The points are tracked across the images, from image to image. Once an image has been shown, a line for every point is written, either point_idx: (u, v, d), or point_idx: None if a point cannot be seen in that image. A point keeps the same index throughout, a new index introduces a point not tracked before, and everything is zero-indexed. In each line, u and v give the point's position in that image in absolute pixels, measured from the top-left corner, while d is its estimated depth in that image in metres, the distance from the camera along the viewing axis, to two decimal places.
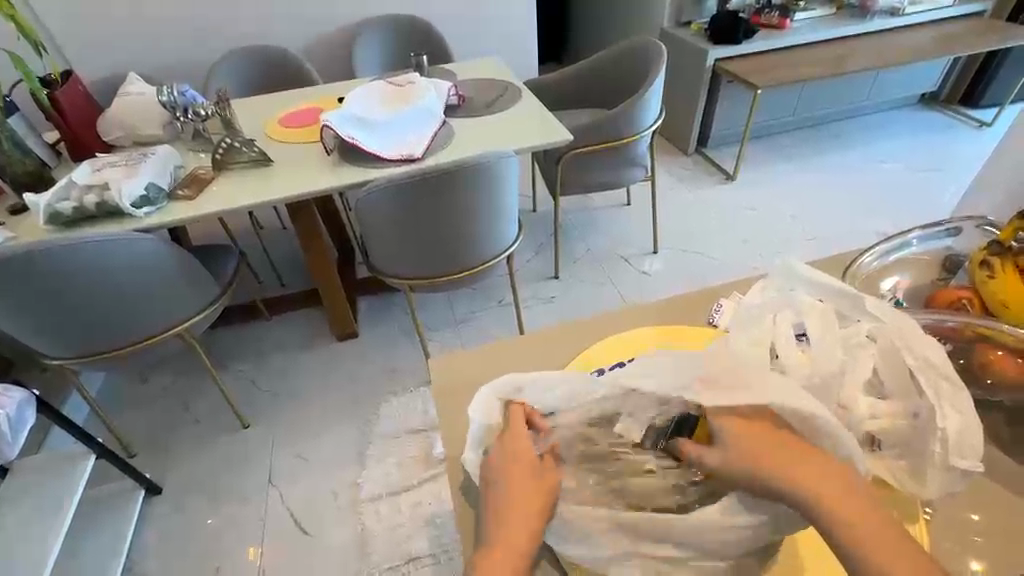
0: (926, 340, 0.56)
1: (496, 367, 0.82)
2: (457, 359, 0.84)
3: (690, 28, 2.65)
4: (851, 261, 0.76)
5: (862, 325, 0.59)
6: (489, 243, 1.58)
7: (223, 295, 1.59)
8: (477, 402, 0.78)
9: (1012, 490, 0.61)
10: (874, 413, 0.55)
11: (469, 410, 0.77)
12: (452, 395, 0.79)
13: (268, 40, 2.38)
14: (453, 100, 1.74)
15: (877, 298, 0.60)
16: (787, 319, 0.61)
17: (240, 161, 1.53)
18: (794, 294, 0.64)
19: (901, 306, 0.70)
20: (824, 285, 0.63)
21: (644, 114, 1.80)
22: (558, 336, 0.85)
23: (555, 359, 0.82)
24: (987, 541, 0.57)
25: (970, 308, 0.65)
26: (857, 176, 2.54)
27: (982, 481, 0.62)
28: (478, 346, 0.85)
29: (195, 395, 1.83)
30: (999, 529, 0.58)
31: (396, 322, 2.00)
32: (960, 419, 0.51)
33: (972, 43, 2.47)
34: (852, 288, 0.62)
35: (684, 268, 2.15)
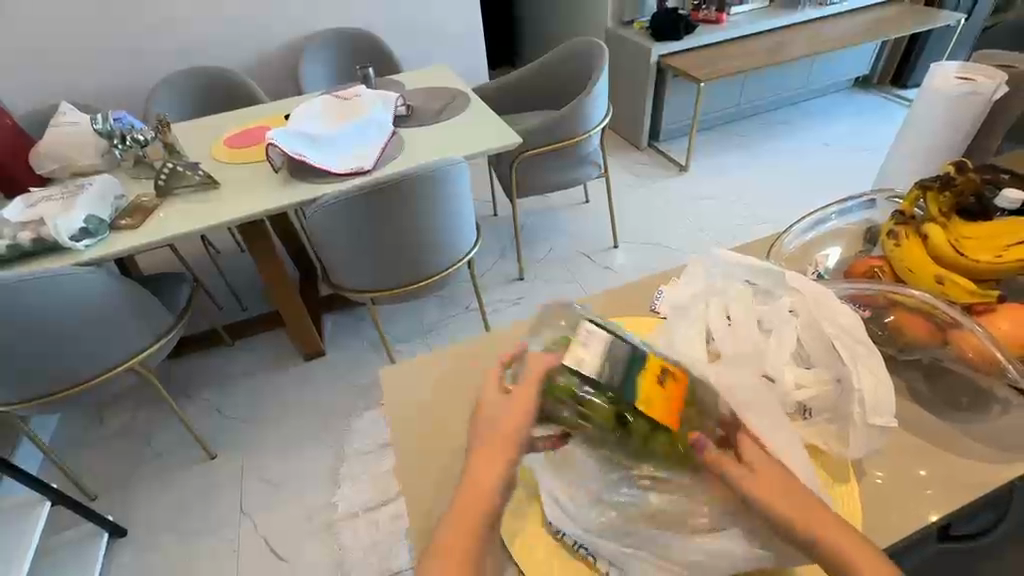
0: (839, 308, 0.60)
1: (455, 371, 0.83)
2: (406, 370, 0.84)
3: (633, 27, 2.73)
4: (775, 241, 0.80)
5: (785, 300, 0.62)
6: (447, 250, 1.58)
7: (178, 323, 1.54)
8: (434, 406, 0.79)
9: (937, 441, 0.64)
10: (799, 383, 0.59)
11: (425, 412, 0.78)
12: (408, 403, 0.80)
13: (210, 60, 2.33)
14: (402, 110, 1.73)
15: (798, 274, 0.64)
16: (718, 306, 0.64)
17: (185, 185, 1.49)
18: (723, 279, 0.66)
19: (823, 279, 0.73)
20: (753, 268, 0.65)
21: (591, 112, 1.84)
22: (508, 339, 0.86)
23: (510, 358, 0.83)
24: (928, 493, 0.60)
25: (882, 276, 0.69)
26: (803, 160, 2.64)
27: (911, 436, 0.65)
28: (426, 356, 0.86)
29: (157, 430, 1.76)
30: (930, 480, 0.61)
31: (363, 336, 1.98)
32: (873, 378, 0.56)
33: (895, 28, 2.61)
34: (773, 266, 0.65)
35: (646, 259, 2.20)
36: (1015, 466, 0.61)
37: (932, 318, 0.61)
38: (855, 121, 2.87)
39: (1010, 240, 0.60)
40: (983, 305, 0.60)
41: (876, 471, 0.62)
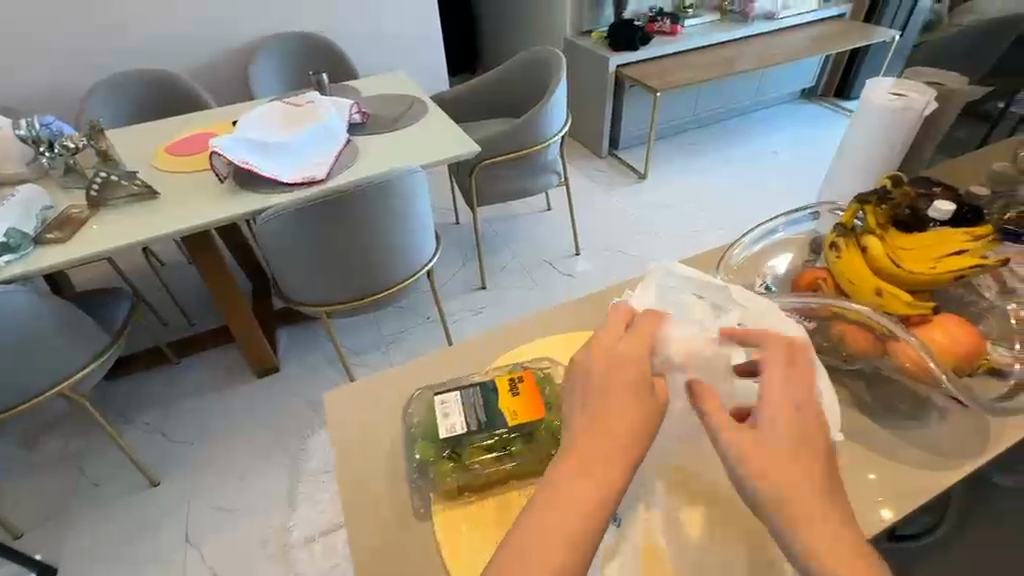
0: (786, 323, 0.61)
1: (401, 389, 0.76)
2: (345, 394, 0.76)
3: (591, 37, 2.77)
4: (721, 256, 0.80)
5: (733, 314, 0.61)
6: (403, 262, 1.54)
7: (115, 343, 1.44)
8: (373, 433, 0.71)
9: (878, 450, 0.65)
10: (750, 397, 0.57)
11: (366, 437, 0.71)
12: (345, 429, 0.72)
13: (154, 63, 2.22)
14: (357, 117, 1.69)
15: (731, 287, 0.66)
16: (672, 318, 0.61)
17: (120, 196, 1.40)
18: (677, 291, 0.65)
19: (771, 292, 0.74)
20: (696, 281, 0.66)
21: (550, 121, 1.85)
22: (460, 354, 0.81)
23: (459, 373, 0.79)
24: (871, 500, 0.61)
25: (826, 287, 0.70)
26: (754, 168, 2.74)
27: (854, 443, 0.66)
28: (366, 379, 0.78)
29: (93, 458, 1.64)
30: (875, 487, 0.62)
31: (321, 350, 1.91)
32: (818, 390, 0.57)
33: (837, 43, 2.75)
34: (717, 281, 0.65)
35: (608, 266, 2.22)
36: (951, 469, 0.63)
37: (874, 332, 0.62)
38: (803, 131, 2.99)
39: (942, 252, 0.62)
40: (922, 316, 0.62)
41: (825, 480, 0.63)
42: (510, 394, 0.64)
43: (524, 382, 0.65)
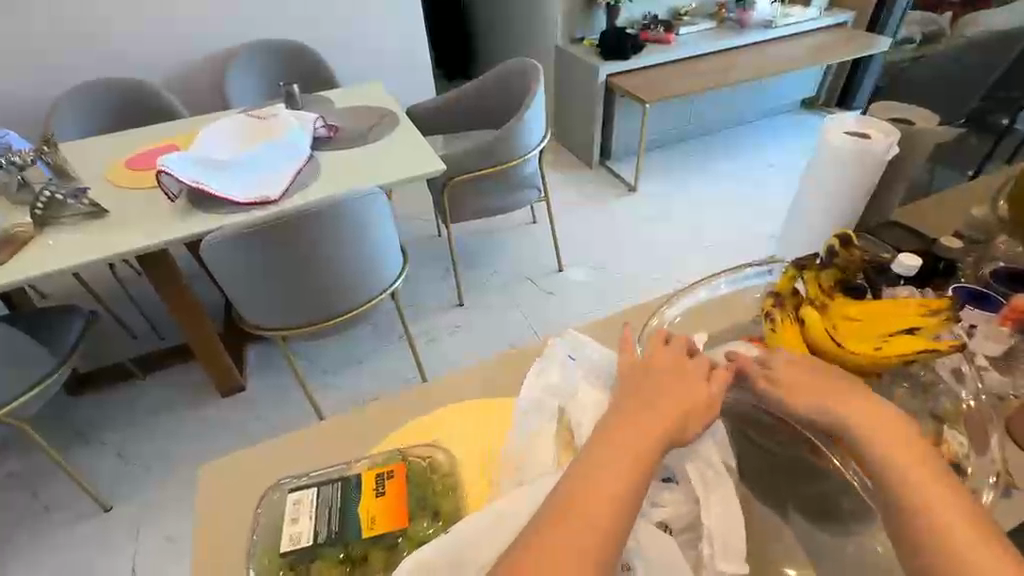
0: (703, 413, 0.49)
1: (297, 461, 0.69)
2: (229, 470, 0.68)
3: (582, 45, 2.70)
4: (659, 307, 0.72)
5: None
6: (357, 287, 1.46)
7: (60, 367, 1.39)
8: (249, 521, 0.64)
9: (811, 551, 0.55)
10: (654, 502, 0.47)
11: (239, 525, 0.63)
12: (223, 512, 0.65)
13: (131, 70, 2.18)
14: (322, 132, 1.62)
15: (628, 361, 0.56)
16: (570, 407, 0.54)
17: (67, 215, 1.35)
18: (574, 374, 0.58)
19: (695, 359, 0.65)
20: (601, 362, 0.58)
21: (526, 136, 1.77)
22: (370, 416, 0.72)
23: (357, 441, 0.70)
24: None
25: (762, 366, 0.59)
26: (748, 181, 2.65)
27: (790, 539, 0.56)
28: (254, 450, 0.70)
29: (46, 480, 1.59)
30: None
31: (287, 369, 1.85)
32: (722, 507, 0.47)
33: (837, 53, 2.65)
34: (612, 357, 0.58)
35: (590, 284, 2.15)
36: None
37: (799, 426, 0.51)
38: (801, 143, 2.89)
39: (888, 330, 0.53)
40: None
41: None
42: (374, 495, 0.54)
43: (392, 479, 0.56)
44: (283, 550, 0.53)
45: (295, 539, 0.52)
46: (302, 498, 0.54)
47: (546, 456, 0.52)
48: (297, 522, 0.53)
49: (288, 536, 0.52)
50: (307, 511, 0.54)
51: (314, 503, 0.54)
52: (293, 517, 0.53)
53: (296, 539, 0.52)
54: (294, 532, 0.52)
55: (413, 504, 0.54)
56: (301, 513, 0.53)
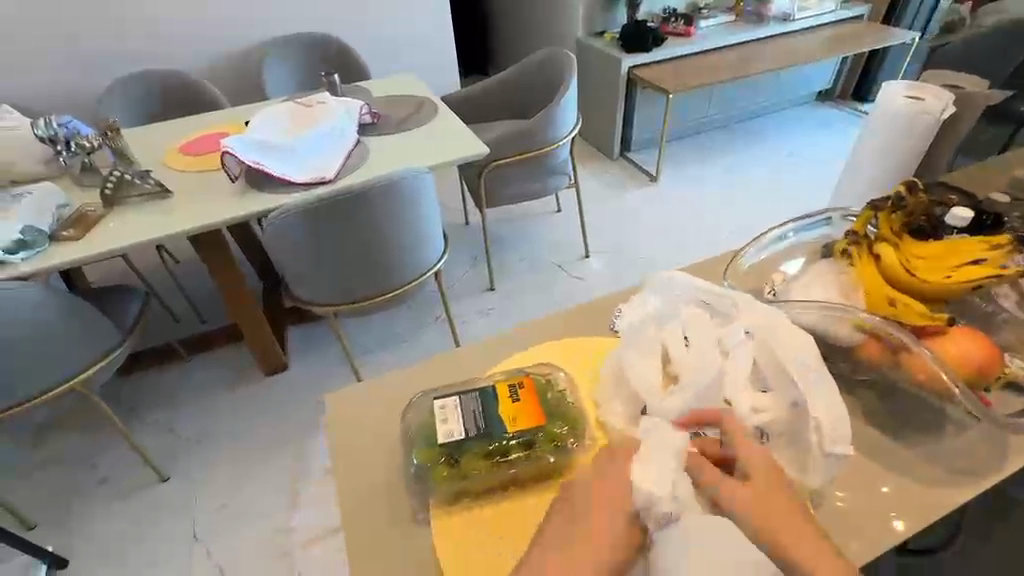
0: (795, 335, 0.58)
1: (401, 396, 0.75)
2: (350, 399, 0.75)
3: (603, 38, 2.75)
4: (732, 258, 0.80)
5: (738, 325, 0.60)
6: (406, 264, 1.53)
7: (127, 339, 1.47)
8: (371, 445, 0.70)
9: (879, 462, 0.63)
10: (755, 406, 0.57)
11: (366, 446, 0.70)
12: (349, 436, 0.71)
13: (169, 63, 2.25)
14: (367, 118, 1.69)
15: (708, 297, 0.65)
16: (673, 329, 0.63)
17: (134, 195, 1.43)
18: (669, 305, 0.66)
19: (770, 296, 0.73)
20: (682, 294, 0.65)
21: (560, 122, 1.83)
22: (468, 353, 0.79)
23: (460, 373, 0.77)
24: (901, 517, 0.58)
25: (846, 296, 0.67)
26: (767, 171, 2.70)
27: (857, 456, 0.64)
28: (366, 388, 0.76)
29: (103, 453, 1.66)
30: (904, 501, 0.60)
31: (327, 349, 1.92)
32: (825, 404, 0.56)
33: (854, 44, 2.70)
34: (706, 285, 0.65)
35: (617, 269, 2.21)
36: (969, 486, 0.60)
37: (885, 341, 0.60)
38: (818, 134, 2.94)
39: (958, 262, 0.61)
40: (937, 328, 0.59)
41: (838, 494, 0.60)
42: (511, 400, 0.64)
43: (524, 390, 0.65)
44: (437, 447, 0.62)
45: (453, 436, 0.62)
46: (449, 406, 0.64)
47: (653, 379, 0.60)
48: (450, 424, 0.63)
49: (446, 431, 0.62)
50: (459, 417, 0.63)
51: (462, 409, 0.63)
52: (445, 419, 0.63)
53: (453, 437, 0.62)
54: (449, 433, 0.62)
55: (546, 412, 0.64)
56: (453, 417, 0.63)
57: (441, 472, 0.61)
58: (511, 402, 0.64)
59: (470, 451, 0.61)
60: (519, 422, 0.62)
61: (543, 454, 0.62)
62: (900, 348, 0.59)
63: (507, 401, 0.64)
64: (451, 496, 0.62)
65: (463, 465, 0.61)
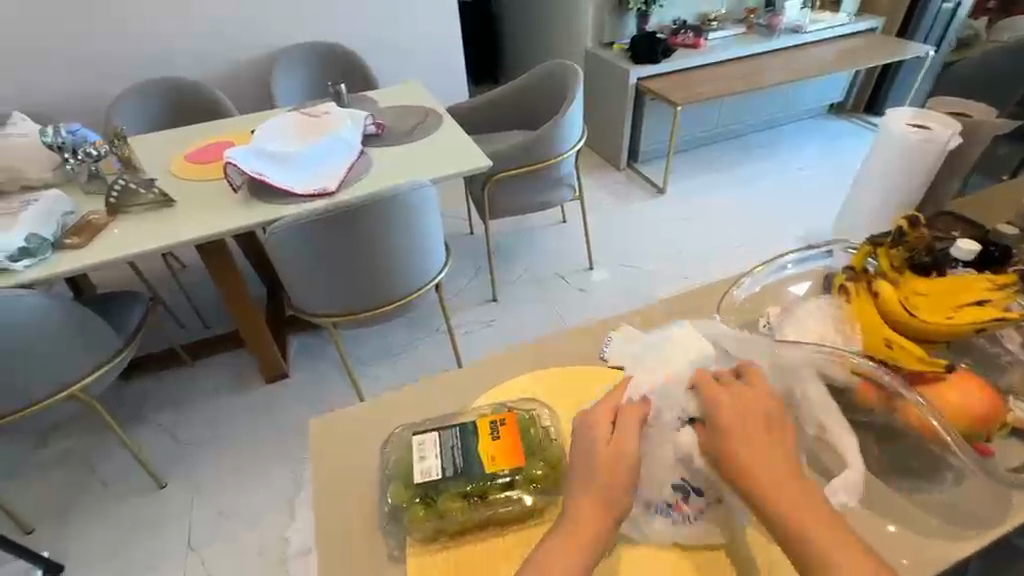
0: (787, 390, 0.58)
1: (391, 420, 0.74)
2: (339, 421, 0.74)
3: (612, 49, 2.74)
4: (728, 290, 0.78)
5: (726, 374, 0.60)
6: (407, 277, 1.52)
7: (128, 347, 1.48)
8: (356, 471, 0.69)
9: (876, 510, 0.61)
10: None
11: (350, 472, 0.69)
12: (335, 460, 0.70)
13: (181, 70, 2.28)
14: (371, 129, 1.69)
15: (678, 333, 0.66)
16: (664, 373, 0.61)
17: (138, 203, 1.44)
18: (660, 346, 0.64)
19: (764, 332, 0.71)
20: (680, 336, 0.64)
21: (566, 135, 1.82)
22: (462, 378, 0.78)
23: (452, 400, 0.75)
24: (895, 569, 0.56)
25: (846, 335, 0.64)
26: (776, 184, 2.67)
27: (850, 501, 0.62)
28: (358, 409, 0.76)
29: (103, 458, 1.67)
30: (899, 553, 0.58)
31: (329, 358, 1.92)
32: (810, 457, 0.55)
33: (866, 57, 2.66)
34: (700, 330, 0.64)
35: (621, 281, 2.19)
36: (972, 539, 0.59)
37: (879, 387, 0.59)
38: (829, 147, 2.90)
39: (958, 302, 0.59)
40: (932, 373, 0.59)
41: None
42: (490, 437, 0.63)
43: (505, 426, 0.64)
44: (413, 486, 0.61)
45: (432, 474, 0.60)
46: (428, 442, 0.62)
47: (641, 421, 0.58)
48: (430, 461, 0.61)
49: (423, 469, 0.61)
50: (436, 456, 0.61)
51: (442, 445, 0.62)
52: (424, 457, 0.61)
53: (429, 475, 0.60)
54: (426, 473, 0.60)
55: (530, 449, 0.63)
56: (433, 455, 0.61)
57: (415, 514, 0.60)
58: (493, 441, 0.62)
59: (444, 498, 0.60)
60: (504, 456, 0.61)
61: (521, 494, 0.61)
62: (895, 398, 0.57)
63: (486, 439, 0.63)
64: (427, 536, 0.61)
65: (444, 504, 0.59)
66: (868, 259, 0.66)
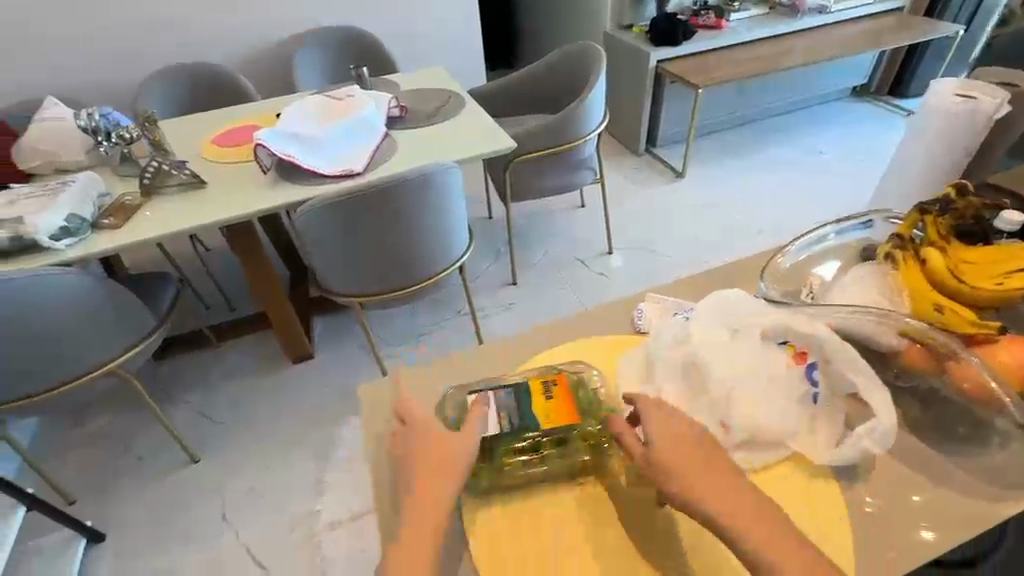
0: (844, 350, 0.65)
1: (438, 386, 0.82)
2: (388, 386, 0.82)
3: (631, 31, 2.71)
4: (771, 260, 0.82)
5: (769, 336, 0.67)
6: (432, 258, 1.54)
7: (161, 326, 1.52)
8: None
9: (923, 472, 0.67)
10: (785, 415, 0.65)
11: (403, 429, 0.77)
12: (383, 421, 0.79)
13: (203, 55, 2.29)
14: (395, 111, 1.70)
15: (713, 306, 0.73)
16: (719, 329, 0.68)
17: (170, 185, 1.47)
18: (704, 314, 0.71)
19: (812, 299, 0.75)
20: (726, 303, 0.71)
21: (588, 117, 1.82)
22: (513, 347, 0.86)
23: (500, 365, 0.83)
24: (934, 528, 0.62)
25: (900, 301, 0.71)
26: (798, 168, 2.63)
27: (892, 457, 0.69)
28: (409, 372, 0.84)
29: (138, 434, 1.73)
30: (937, 512, 0.64)
31: (352, 340, 1.95)
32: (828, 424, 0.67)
33: (893, 37, 2.60)
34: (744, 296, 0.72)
35: (641, 266, 2.19)
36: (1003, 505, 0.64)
37: (933, 348, 0.65)
38: (853, 131, 2.85)
39: (1005, 270, 0.66)
40: (983, 335, 0.65)
41: (865, 499, 0.65)
42: (544, 396, 0.71)
43: (557, 387, 0.72)
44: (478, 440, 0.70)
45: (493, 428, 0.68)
46: (491, 401, 0.71)
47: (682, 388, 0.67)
48: (492, 417, 0.69)
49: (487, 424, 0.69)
50: (493, 414, 0.70)
51: (503, 402, 0.71)
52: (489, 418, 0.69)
53: (490, 429, 0.68)
54: (492, 426, 0.69)
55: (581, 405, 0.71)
56: (497, 411, 0.70)
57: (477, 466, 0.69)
58: (547, 398, 0.71)
59: (500, 452, 0.69)
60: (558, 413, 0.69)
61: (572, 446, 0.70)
62: (949, 354, 0.64)
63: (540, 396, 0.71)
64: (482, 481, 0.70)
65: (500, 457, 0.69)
66: (914, 228, 0.74)
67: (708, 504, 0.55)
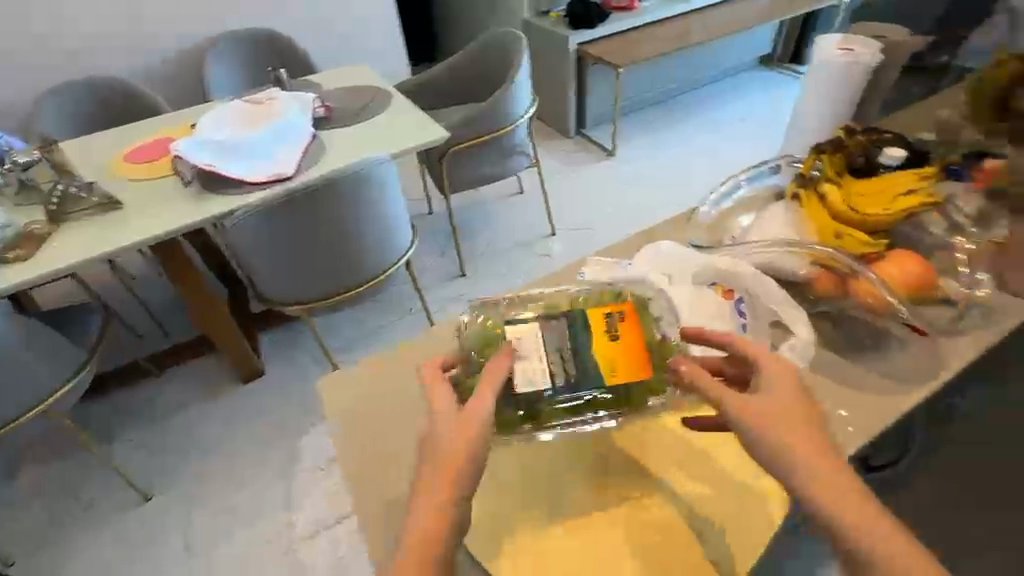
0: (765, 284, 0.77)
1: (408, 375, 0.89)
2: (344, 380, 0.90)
3: (548, 17, 2.76)
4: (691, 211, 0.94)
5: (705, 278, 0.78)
6: (375, 255, 1.52)
7: (92, 358, 1.42)
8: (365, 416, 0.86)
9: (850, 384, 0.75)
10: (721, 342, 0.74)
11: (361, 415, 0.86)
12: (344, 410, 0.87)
13: (102, 70, 2.14)
14: (320, 111, 1.66)
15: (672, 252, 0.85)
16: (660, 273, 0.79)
17: (82, 208, 1.37)
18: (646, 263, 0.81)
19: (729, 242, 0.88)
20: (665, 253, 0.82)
21: (516, 102, 1.84)
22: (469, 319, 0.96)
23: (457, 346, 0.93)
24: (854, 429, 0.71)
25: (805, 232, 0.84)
26: (719, 137, 2.79)
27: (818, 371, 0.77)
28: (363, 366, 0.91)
29: (79, 479, 1.61)
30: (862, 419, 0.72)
31: (304, 350, 1.90)
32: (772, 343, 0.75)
33: (789, 8, 2.80)
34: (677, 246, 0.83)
35: (584, 244, 2.26)
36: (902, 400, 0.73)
37: (836, 270, 0.77)
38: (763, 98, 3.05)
39: (890, 198, 0.80)
40: (873, 254, 0.79)
41: None
42: (608, 335, 0.68)
43: (622, 320, 0.69)
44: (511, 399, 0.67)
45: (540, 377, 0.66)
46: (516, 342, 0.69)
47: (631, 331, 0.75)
48: (531, 362, 0.66)
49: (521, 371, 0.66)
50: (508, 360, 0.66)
51: (557, 344, 0.67)
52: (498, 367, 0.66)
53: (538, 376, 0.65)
54: (543, 373, 0.66)
55: (653, 352, 0.67)
56: (537, 355, 0.67)
57: (506, 417, 0.67)
58: (604, 335, 0.68)
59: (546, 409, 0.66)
60: (620, 352, 0.67)
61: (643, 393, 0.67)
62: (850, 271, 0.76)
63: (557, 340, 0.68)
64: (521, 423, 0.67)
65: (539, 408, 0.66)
66: (812, 168, 0.87)
67: (773, 439, 0.56)
